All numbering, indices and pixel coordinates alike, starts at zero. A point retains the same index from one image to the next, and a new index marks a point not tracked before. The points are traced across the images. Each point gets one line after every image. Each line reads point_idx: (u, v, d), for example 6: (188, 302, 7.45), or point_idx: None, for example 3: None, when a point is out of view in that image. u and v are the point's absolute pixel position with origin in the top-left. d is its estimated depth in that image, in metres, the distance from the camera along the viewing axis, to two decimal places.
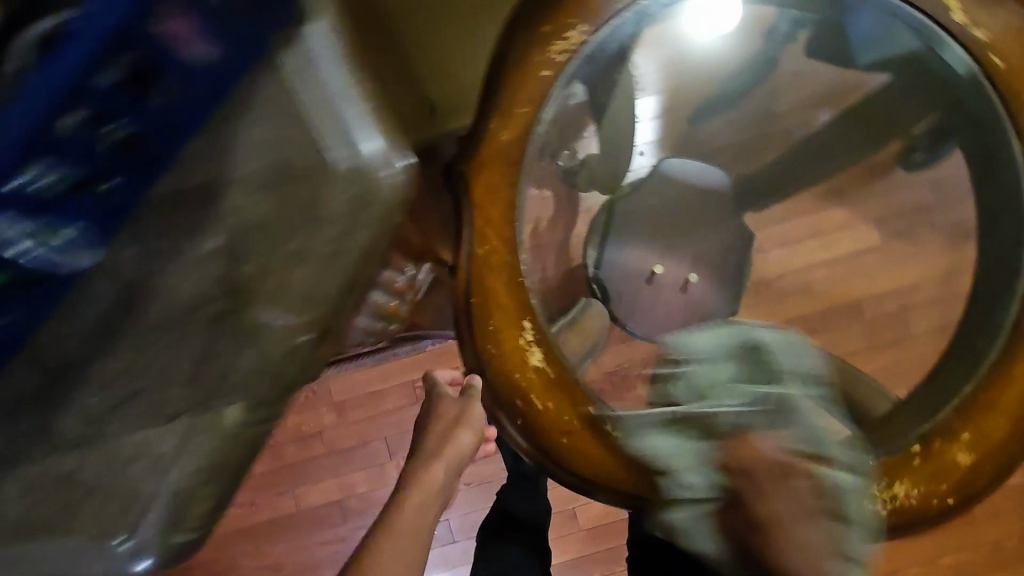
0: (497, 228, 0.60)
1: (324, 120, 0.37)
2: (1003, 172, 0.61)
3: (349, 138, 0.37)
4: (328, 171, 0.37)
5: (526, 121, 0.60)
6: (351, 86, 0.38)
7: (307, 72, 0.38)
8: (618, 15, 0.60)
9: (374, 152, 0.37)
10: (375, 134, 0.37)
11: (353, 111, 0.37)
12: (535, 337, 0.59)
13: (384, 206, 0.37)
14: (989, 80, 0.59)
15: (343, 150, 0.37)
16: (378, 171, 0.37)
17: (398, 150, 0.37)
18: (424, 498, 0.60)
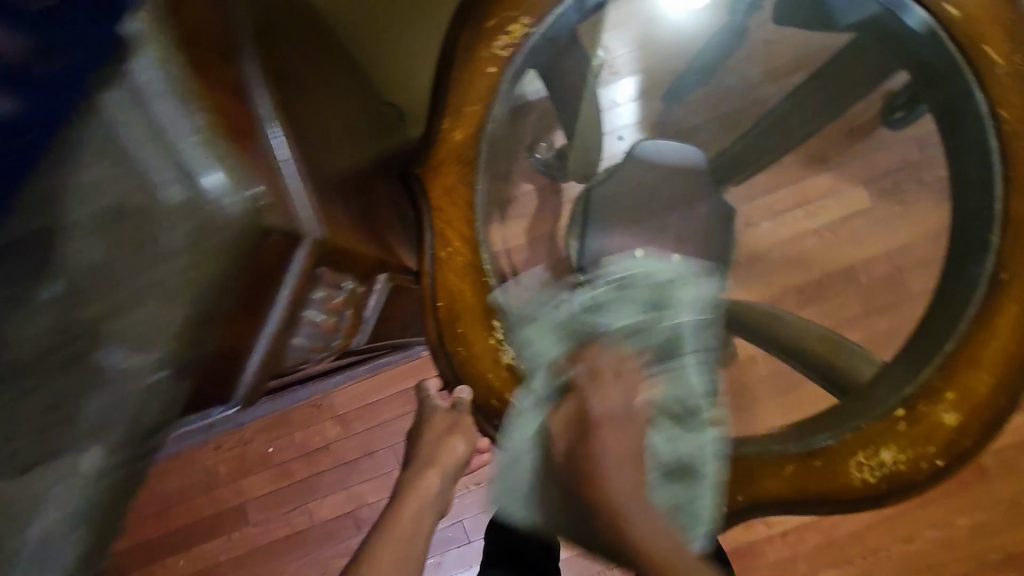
0: (457, 229, 0.59)
1: (152, 151, 0.34)
2: (966, 124, 0.60)
3: (190, 174, 0.34)
4: (169, 209, 0.34)
5: (478, 119, 0.60)
6: (185, 114, 0.34)
7: (137, 107, 0.34)
8: (561, 3, 0.60)
9: (214, 185, 0.34)
10: (215, 168, 0.34)
11: (188, 145, 0.34)
12: (506, 334, 0.59)
13: (240, 239, 0.35)
14: (945, 32, 0.58)
15: (181, 188, 0.34)
16: (226, 209, 0.34)
17: (241, 182, 0.34)
18: (421, 508, 0.56)
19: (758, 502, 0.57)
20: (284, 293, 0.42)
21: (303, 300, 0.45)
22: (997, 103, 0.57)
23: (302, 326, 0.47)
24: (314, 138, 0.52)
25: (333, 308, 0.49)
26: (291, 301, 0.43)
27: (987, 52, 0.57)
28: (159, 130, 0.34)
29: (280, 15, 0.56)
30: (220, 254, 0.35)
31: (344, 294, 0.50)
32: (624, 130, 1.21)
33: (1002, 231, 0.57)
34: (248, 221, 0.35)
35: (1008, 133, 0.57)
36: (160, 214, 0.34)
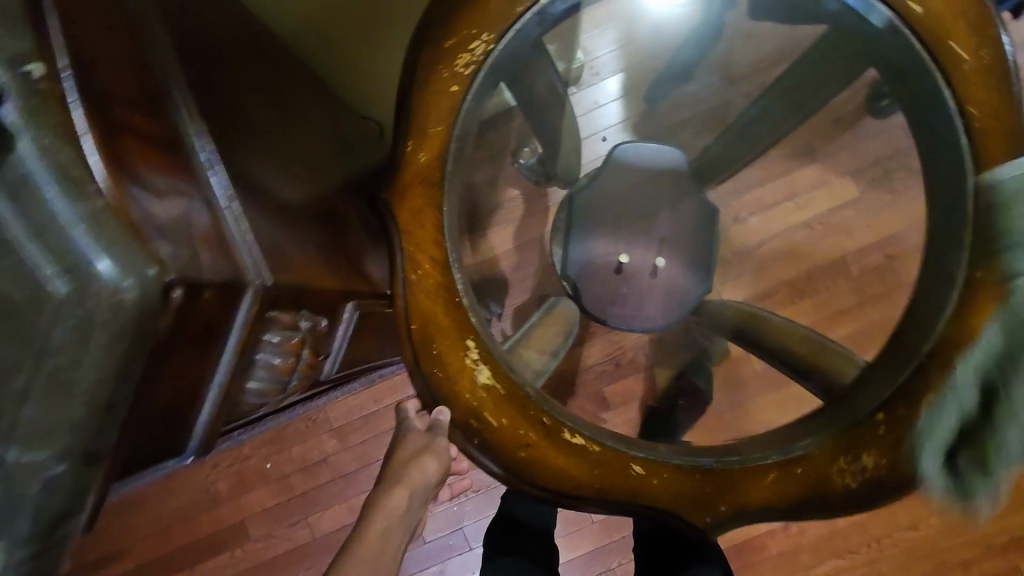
0: (427, 251, 0.60)
1: (39, 243, 0.32)
2: (935, 120, 0.59)
3: (77, 262, 0.32)
4: (61, 299, 0.32)
5: (442, 138, 0.60)
6: (71, 202, 0.32)
7: (15, 200, 0.32)
8: (519, 18, 0.60)
9: (108, 267, 0.32)
10: (103, 257, 0.32)
11: (76, 235, 0.32)
12: (480, 354, 0.59)
13: (135, 328, 0.32)
14: (906, 26, 0.57)
15: (71, 282, 0.32)
16: (117, 299, 0.32)
17: (132, 270, 0.32)
18: (389, 524, 0.55)
19: (740, 512, 0.57)
20: (230, 343, 0.42)
21: (254, 341, 0.44)
22: (965, 98, 0.57)
23: (257, 369, 0.46)
24: (259, 174, 0.52)
25: (290, 349, 0.48)
26: (240, 349, 0.43)
27: (951, 47, 0.57)
28: (40, 223, 0.32)
29: (224, 53, 0.56)
30: (113, 343, 0.32)
31: (301, 334, 0.49)
32: (607, 130, 1.23)
33: (974, 227, 0.56)
34: (143, 307, 0.32)
35: (976, 128, 0.56)
36: (48, 307, 0.32)
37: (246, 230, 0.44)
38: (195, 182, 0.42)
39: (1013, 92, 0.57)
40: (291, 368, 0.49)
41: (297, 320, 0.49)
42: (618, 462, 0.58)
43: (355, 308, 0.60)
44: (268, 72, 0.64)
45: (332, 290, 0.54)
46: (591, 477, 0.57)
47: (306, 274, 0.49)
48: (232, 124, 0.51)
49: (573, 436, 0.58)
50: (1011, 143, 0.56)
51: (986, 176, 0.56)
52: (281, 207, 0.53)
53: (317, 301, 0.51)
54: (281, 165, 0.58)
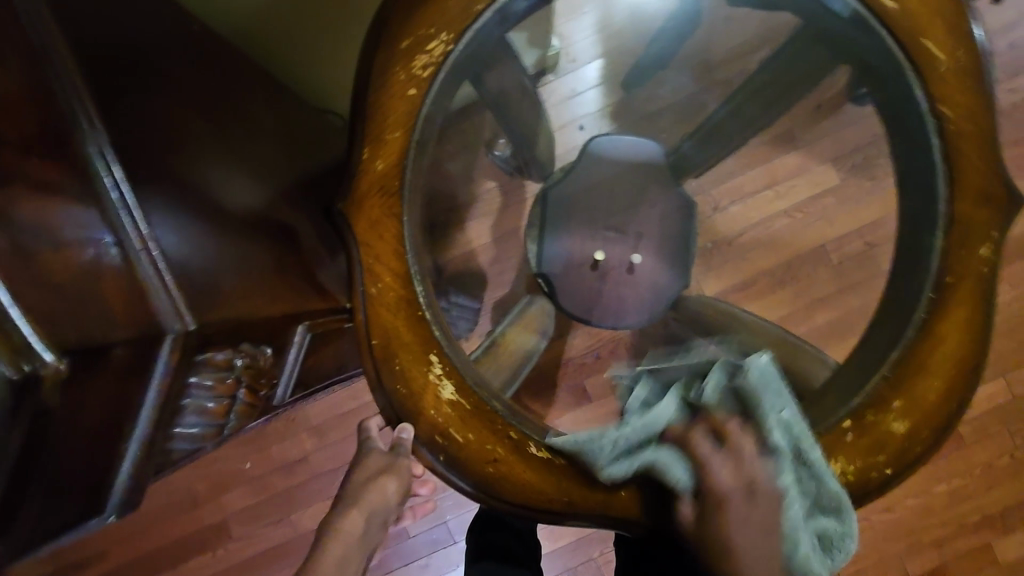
0: (387, 264, 0.57)
1: None
2: (907, 119, 0.58)
3: None
4: None
5: (401, 145, 0.58)
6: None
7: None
8: (478, 17, 0.57)
9: None
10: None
11: None
12: (445, 369, 0.57)
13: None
14: (878, 20, 0.55)
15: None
16: None
17: None
18: (346, 550, 0.54)
19: None
20: (150, 393, 0.40)
21: (181, 387, 0.42)
22: (939, 98, 0.55)
23: (187, 415, 0.43)
24: (190, 179, 0.50)
25: (223, 391, 0.45)
26: (163, 392, 0.40)
27: (926, 44, 0.55)
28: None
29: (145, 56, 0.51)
30: None
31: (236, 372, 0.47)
32: (584, 119, 1.22)
33: (946, 232, 0.55)
34: (1, 398, 0.35)
35: (949, 131, 0.55)
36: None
37: (166, 266, 0.42)
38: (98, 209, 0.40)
39: (989, 92, 0.56)
40: (227, 410, 0.47)
41: (232, 357, 0.46)
42: (586, 474, 0.57)
43: (306, 330, 0.58)
44: (204, 72, 0.60)
45: (273, 315, 0.52)
46: (560, 491, 0.56)
47: (242, 307, 0.48)
48: (157, 135, 0.48)
49: (540, 451, 0.57)
50: (985, 146, 0.55)
51: (957, 179, 0.55)
52: (216, 215, 0.51)
53: (257, 328, 0.50)
54: (219, 165, 0.55)
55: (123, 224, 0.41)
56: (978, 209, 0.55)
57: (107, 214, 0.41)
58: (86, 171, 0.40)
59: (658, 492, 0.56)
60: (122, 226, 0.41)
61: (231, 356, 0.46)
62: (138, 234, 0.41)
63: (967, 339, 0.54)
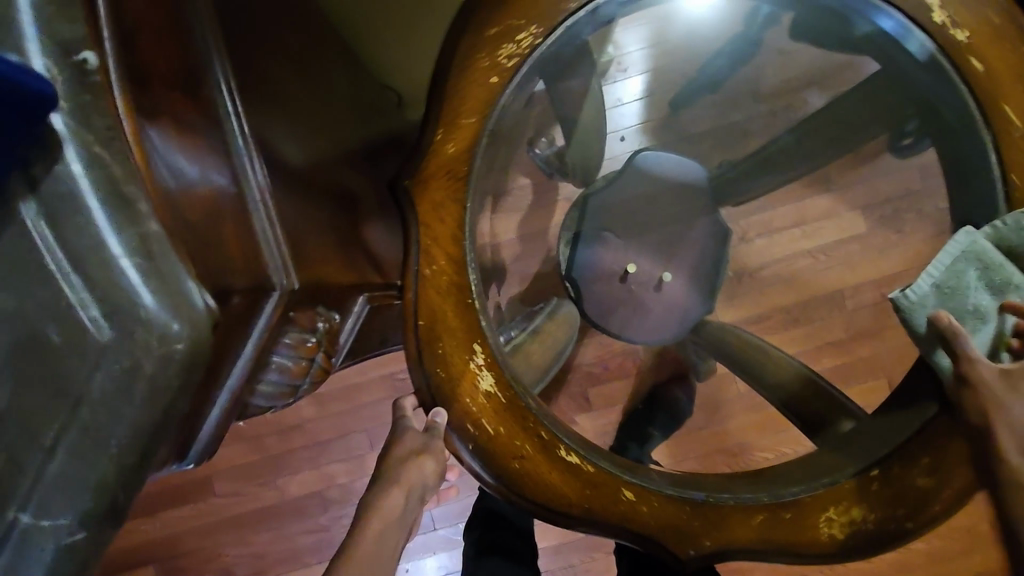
0: (444, 247, 0.57)
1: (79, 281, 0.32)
2: (974, 182, 0.58)
3: (119, 303, 0.32)
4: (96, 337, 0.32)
5: (474, 132, 0.58)
6: (117, 233, 0.32)
7: (9, 256, 0.31)
8: (571, 15, 0.57)
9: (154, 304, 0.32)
10: (147, 290, 0.32)
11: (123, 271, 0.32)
12: (486, 360, 0.57)
13: (188, 358, 0.33)
14: (962, 80, 0.56)
15: (113, 320, 0.32)
16: (169, 347, 0.32)
17: (182, 311, 0.33)
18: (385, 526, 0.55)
19: (725, 550, 0.56)
20: (248, 347, 0.42)
21: (270, 344, 0.45)
22: (1011, 166, 0.55)
23: (270, 372, 0.46)
24: (273, 137, 0.49)
25: (304, 353, 0.48)
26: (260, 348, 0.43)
27: (1006, 111, 0.55)
28: (83, 255, 0.32)
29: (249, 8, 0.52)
30: (150, 379, 0.32)
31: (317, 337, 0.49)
32: (626, 131, 1.17)
33: None
34: (192, 342, 0.33)
35: (1016, 199, 0.55)
36: (73, 351, 0.32)
37: (275, 220, 0.43)
38: (222, 153, 0.40)
39: None
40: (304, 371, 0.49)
41: (314, 321, 0.48)
42: (610, 484, 0.57)
43: (365, 302, 0.59)
44: (292, 30, 0.60)
45: (342, 282, 0.53)
46: (582, 497, 0.56)
47: (318, 272, 0.49)
48: (255, 87, 0.49)
49: (568, 454, 0.57)
50: None
51: None
52: (296, 178, 0.51)
53: (332, 294, 0.51)
54: (298, 128, 0.56)
55: (245, 171, 0.41)
56: None
57: (233, 163, 0.41)
58: (216, 116, 0.40)
59: (677, 513, 0.57)
60: (242, 173, 0.41)
61: (314, 319, 0.48)
62: (256, 177, 0.42)
63: None
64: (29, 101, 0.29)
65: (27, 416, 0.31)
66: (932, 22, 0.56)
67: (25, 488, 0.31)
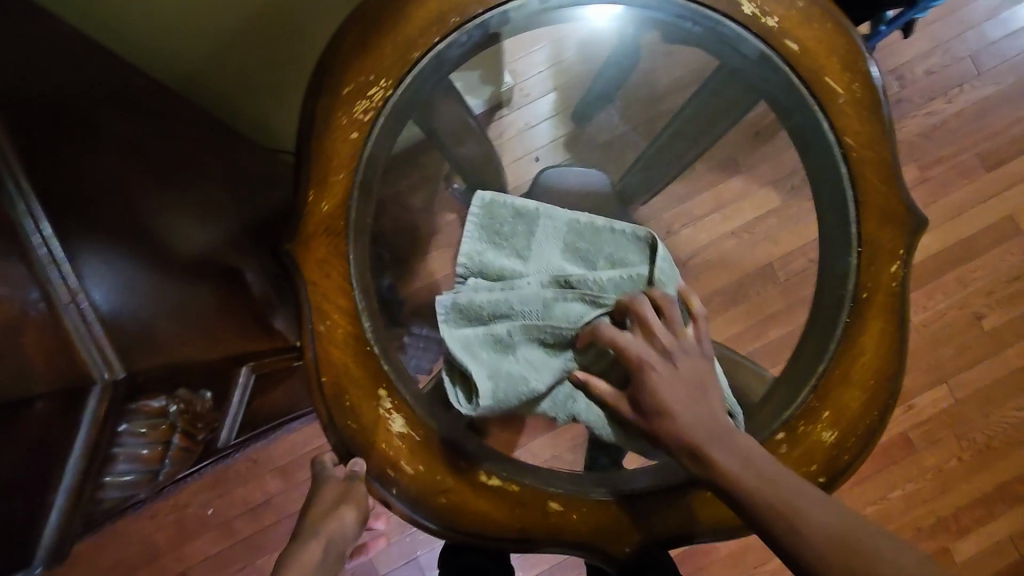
0: (335, 300, 0.59)
1: None
2: (818, 151, 0.62)
3: None
4: None
5: (346, 186, 0.60)
6: None
7: None
8: (416, 64, 0.60)
9: None
10: None
11: None
12: (394, 402, 0.58)
13: None
14: (785, 62, 0.61)
15: None
16: None
17: None
18: None
19: (658, 540, 0.58)
20: (77, 444, 0.40)
21: (109, 439, 0.43)
22: (842, 130, 0.60)
23: (118, 463, 0.44)
24: (132, 222, 0.53)
25: (158, 437, 0.47)
26: (89, 447, 0.41)
27: (829, 83, 0.60)
28: None
29: (91, 111, 0.54)
30: None
31: (171, 418, 0.48)
32: (540, 151, 1.12)
33: (858, 252, 0.60)
34: None
35: (853, 158, 0.60)
36: None
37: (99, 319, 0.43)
38: (19, 272, 0.40)
39: (884, 123, 0.61)
40: (160, 455, 0.48)
41: (166, 406, 0.47)
42: (537, 499, 0.58)
43: (250, 371, 0.62)
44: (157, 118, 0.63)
45: (213, 359, 0.55)
46: (511, 517, 0.57)
47: (181, 351, 0.50)
48: (90, 190, 0.50)
49: (491, 478, 0.58)
50: (885, 170, 0.60)
51: (864, 204, 0.60)
52: (155, 271, 0.53)
53: (196, 374, 0.52)
54: (160, 216, 0.57)
55: (54, 282, 0.41)
56: (883, 230, 0.59)
57: (36, 273, 0.41)
58: (16, 236, 0.41)
59: (606, 513, 0.58)
60: (50, 283, 0.41)
61: (164, 404, 0.47)
62: (69, 289, 0.42)
63: (886, 350, 0.58)
64: None
65: None
66: (744, 14, 0.61)
67: None
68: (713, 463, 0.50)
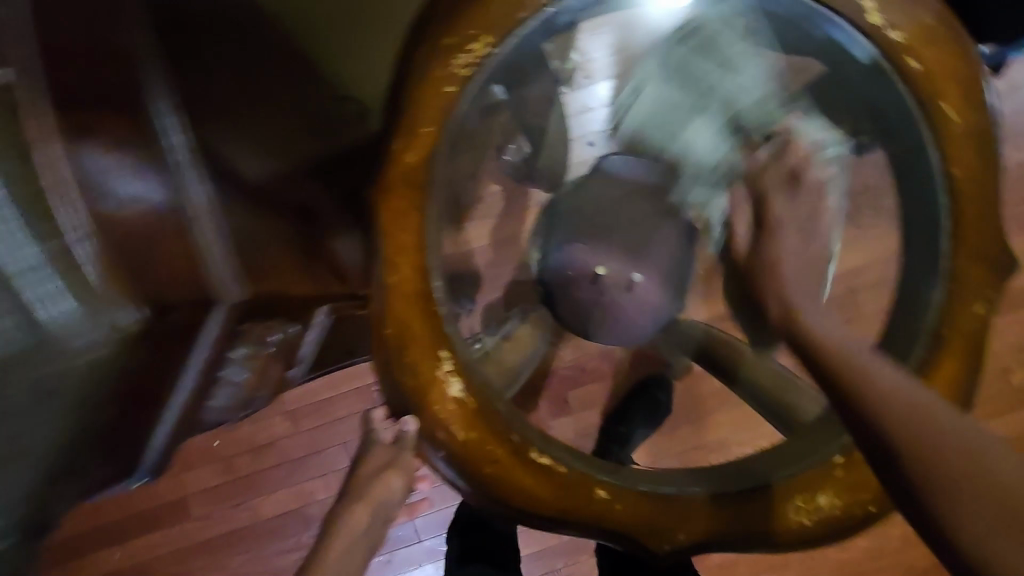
0: (408, 256, 0.57)
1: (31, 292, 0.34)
2: (917, 179, 0.61)
3: (30, 315, 0.34)
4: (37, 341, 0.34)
5: (432, 140, 0.58)
6: (39, 243, 0.34)
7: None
8: (523, 24, 0.58)
9: (72, 313, 0.35)
10: (68, 298, 0.35)
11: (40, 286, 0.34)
12: (455, 366, 0.57)
13: (93, 366, 0.37)
14: (903, 81, 0.58)
15: (24, 329, 0.34)
16: (86, 350, 0.36)
17: (93, 318, 0.36)
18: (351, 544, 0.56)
19: (696, 543, 0.58)
20: (199, 356, 0.46)
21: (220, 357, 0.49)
22: (949, 160, 0.58)
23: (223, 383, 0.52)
24: (230, 152, 0.53)
25: (257, 362, 0.55)
26: (205, 369, 0.48)
27: (942, 108, 0.58)
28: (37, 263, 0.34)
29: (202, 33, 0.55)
30: (33, 390, 0.35)
31: (267, 347, 0.55)
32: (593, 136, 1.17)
33: (946, 286, 0.58)
34: (108, 347, 0.37)
35: (956, 191, 0.58)
36: (24, 360, 0.34)
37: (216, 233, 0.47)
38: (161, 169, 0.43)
39: (992, 160, 0.59)
40: (255, 379, 0.58)
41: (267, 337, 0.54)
42: (583, 484, 0.57)
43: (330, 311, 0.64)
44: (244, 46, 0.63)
45: (295, 290, 0.57)
46: (555, 499, 0.57)
47: (275, 282, 0.53)
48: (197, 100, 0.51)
49: (539, 456, 0.57)
50: (985, 208, 0.58)
51: (959, 239, 0.58)
52: (253, 199, 0.55)
53: (288, 303, 0.56)
54: (258, 143, 0.60)
55: (182, 187, 0.44)
56: (973, 268, 0.58)
57: (168, 178, 0.43)
58: (153, 138, 0.43)
59: (650, 510, 0.57)
60: (183, 191, 0.44)
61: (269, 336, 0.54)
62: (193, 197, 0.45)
63: (955, 389, 0.57)
64: None
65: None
66: (868, 23, 0.58)
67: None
68: (868, 386, 0.49)
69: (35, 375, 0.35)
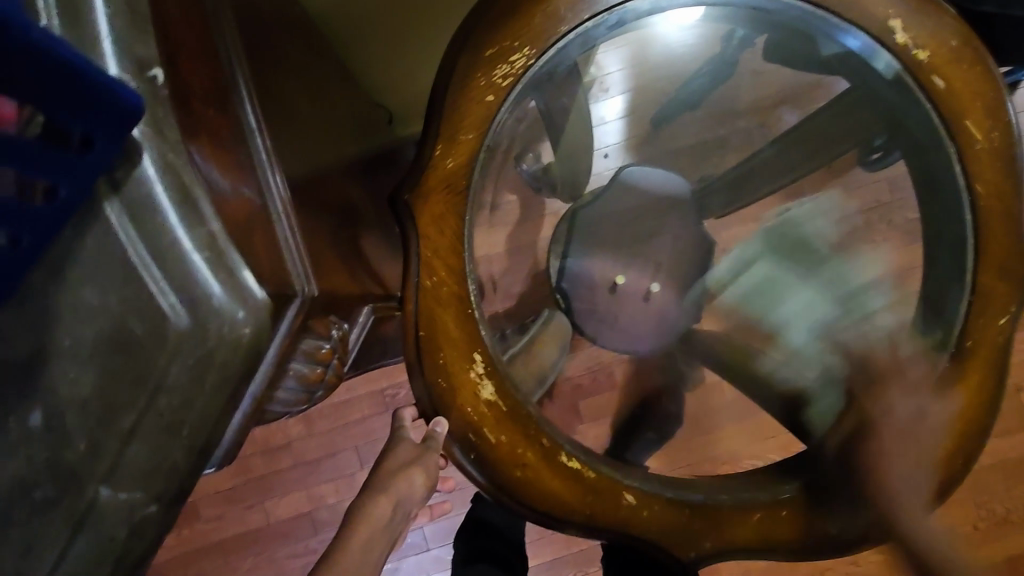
0: (444, 259, 0.59)
1: (161, 280, 0.36)
2: (948, 201, 0.64)
3: (193, 295, 0.36)
4: (172, 328, 0.36)
5: (472, 147, 0.60)
6: (188, 229, 0.37)
7: (99, 252, 0.36)
8: (563, 37, 0.60)
9: (220, 295, 0.36)
10: (219, 288, 0.36)
11: (174, 269, 0.36)
12: (487, 369, 0.58)
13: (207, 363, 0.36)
14: (927, 98, 0.61)
15: (186, 314, 0.36)
16: (235, 336, 0.36)
17: (240, 301, 0.37)
18: (371, 536, 0.57)
19: (722, 551, 0.59)
20: (272, 351, 0.41)
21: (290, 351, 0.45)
22: (974, 177, 0.61)
23: (289, 379, 0.47)
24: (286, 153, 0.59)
25: (318, 359, 0.50)
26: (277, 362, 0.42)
27: (968, 126, 0.61)
28: (163, 251, 0.36)
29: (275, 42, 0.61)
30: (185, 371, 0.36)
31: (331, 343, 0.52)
32: None
33: (969, 300, 0.61)
34: (254, 332, 0.37)
35: (981, 206, 0.61)
36: (156, 343, 0.36)
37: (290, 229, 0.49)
38: (246, 157, 0.47)
39: (1017, 176, 0.61)
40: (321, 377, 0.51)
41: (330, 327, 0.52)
42: (612, 490, 0.58)
43: (369, 311, 0.65)
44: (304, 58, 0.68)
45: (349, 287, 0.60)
46: (584, 502, 0.57)
47: (337, 279, 0.57)
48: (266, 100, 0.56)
49: (570, 460, 0.58)
50: (1008, 223, 0.61)
51: (985, 254, 0.61)
52: (302, 193, 0.59)
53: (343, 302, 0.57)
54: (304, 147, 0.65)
55: (265, 183, 0.48)
56: (998, 283, 0.61)
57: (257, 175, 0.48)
58: (242, 133, 0.48)
59: (678, 518, 0.58)
60: (266, 189, 0.48)
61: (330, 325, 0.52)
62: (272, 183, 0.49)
63: (980, 398, 0.60)
64: (121, 108, 0.34)
65: (106, 408, 0.35)
66: (895, 42, 0.61)
67: (94, 476, 0.35)
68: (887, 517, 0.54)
69: (177, 365, 0.36)
